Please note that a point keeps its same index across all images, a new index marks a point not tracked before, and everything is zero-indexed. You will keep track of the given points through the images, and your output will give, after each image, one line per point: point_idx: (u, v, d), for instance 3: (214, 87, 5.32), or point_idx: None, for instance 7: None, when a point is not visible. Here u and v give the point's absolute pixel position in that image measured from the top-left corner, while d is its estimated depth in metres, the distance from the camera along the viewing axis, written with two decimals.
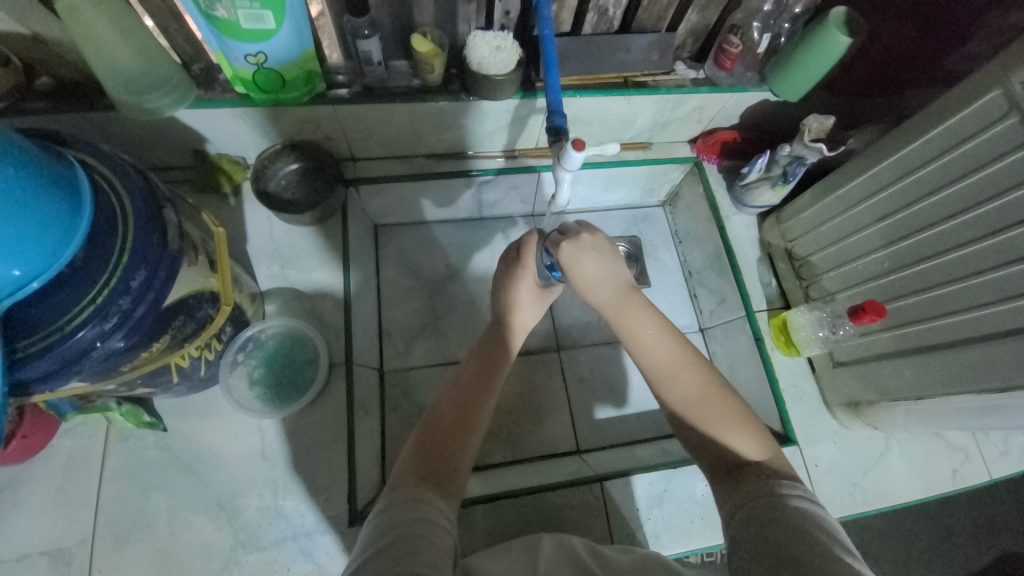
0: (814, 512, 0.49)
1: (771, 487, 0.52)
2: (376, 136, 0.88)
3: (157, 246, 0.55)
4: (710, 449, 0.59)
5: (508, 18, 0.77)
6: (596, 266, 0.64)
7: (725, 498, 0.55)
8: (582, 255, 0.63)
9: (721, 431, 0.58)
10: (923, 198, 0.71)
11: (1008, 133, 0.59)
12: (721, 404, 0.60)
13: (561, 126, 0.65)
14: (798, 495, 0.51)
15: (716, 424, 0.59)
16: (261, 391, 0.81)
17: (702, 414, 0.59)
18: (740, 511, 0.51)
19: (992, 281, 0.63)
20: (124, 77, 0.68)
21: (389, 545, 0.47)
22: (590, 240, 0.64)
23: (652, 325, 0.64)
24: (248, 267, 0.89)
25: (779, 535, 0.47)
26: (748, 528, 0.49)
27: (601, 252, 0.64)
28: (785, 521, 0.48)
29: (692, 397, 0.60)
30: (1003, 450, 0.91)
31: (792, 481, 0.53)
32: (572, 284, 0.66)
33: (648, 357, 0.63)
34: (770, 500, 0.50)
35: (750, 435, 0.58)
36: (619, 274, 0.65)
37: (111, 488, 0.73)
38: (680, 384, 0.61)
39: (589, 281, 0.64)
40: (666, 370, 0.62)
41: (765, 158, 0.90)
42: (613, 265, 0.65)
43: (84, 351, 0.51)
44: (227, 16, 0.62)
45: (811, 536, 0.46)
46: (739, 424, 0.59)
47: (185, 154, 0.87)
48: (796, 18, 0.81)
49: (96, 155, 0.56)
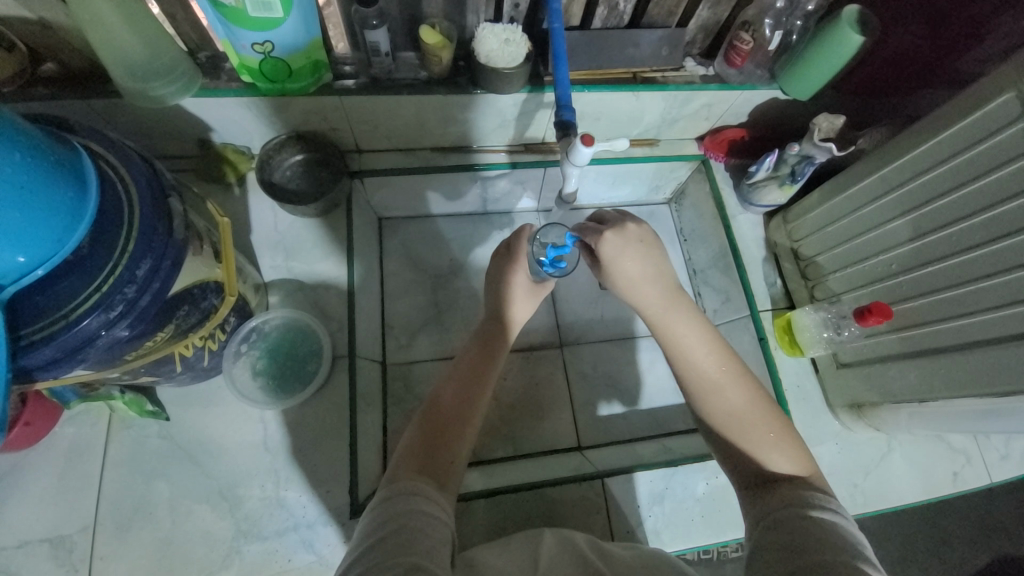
0: (839, 524, 0.49)
1: (799, 497, 0.52)
2: (382, 128, 0.87)
3: (162, 235, 0.54)
4: (744, 461, 0.60)
5: (518, 11, 0.76)
6: (641, 264, 0.64)
7: (752, 506, 0.55)
8: (628, 251, 0.64)
9: (760, 444, 0.59)
10: (934, 199, 0.70)
11: (1022, 134, 0.58)
12: (763, 418, 0.60)
13: (570, 121, 0.64)
14: (831, 509, 0.51)
15: (756, 436, 0.59)
16: (264, 382, 0.81)
17: (742, 426, 0.60)
18: (766, 518, 0.52)
19: (1000, 284, 0.63)
20: (129, 64, 0.67)
21: (390, 538, 0.47)
22: (635, 235, 0.64)
23: (698, 334, 0.64)
24: (252, 258, 0.88)
25: (802, 543, 0.47)
26: (773, 532, 0.50)
27: (647, 251, 0.65)
28: (808, 530, 0.48)
29: (735, 409, 0.61)
30: (1005, 453, 0.91)
31: (824, 494, 0.53)
32: (614, 282, 0.67)
33: (690, 366, 0.63)
34: (796, 510, 0.51)
35: (789, 449, 0.58)
36: (665, 276, 0.66)
37: (113, 476, 0.74)
38: (724, 395, 0.62)
39: (634, 281, 0.65)
40: (710, 381, 0.62)
41: (773, 158, 0.89)
42: (659, 266, 0.65)
43: (88, 339, 0.51)
44: (235, 4, 0.62)
45: (837, 545, 0.46)
46: (780, 439, 0.59)
47: (190, 143, 0.86)
48: (809, 15, 0.80)
49: (102, 142, 0.55)
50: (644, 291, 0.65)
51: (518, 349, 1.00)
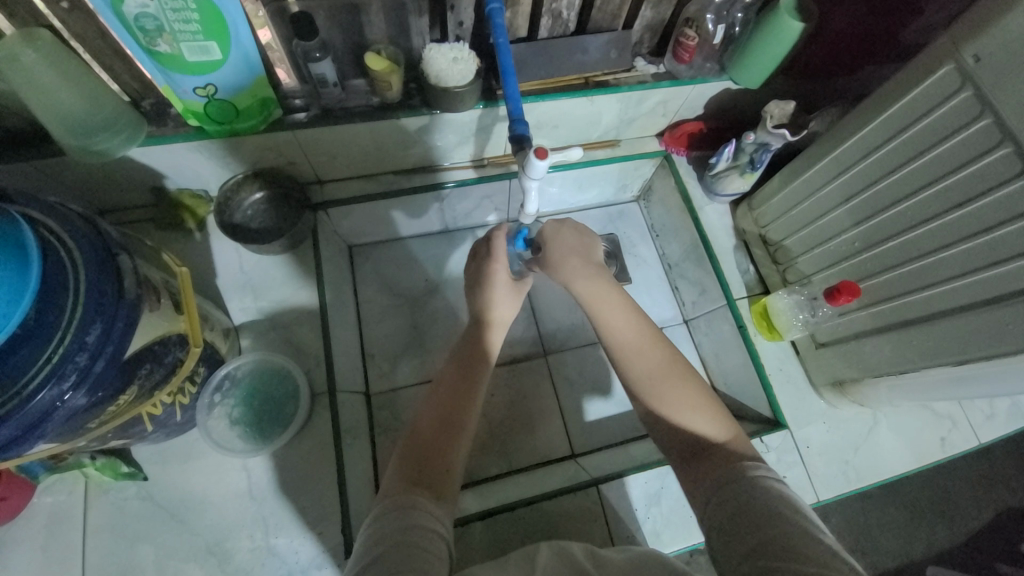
0: (784, 491, 0.49)
1: (737, 469, 0.52)
2: (341, 156, 0.87)
3: (112, 296, 0.53)
4: (674, 433, 0.60)
5: (463, 29, 0.77)
6: (572, 243, 0.71)
7: (694, 482, 0.55)
8: (563, 231, 0.72)
9: (686, 412, 0.60)
10: (886, 176, 0.72)
11: (964, 104, 0.60)
12: (685, 382, 0.61)
13: (524, 135, 0.64)
14: (764, 474, 0.51)
15: (680, 404, 0.60)
16: (242, 430, 0.79)
17: (665, 393, 0.61)
18: (711, 496, 0.52)
19: (962, 253, 0.64)
20: (68, 120, 0.66)
21: (384, 554, 0.47)
22: (571, 224, 0.73)
23: (620, 305, 0.67)
24: (219, 302, 0.86)
25: (756, 517, 0.47)
26: (722, 514, 0.49)
27: (578, 235, 0.72)
28: (758, 502, 0.48)
29: (656, 376, 0.62)
30: (989, 414, 0.93)
31: (756, 462, 0.54)
32: (548, 264, 0.72)
33: (616, 335, 0.66)
34: (736, 482, 0.51)
35: (712, 414, 0.59)
36: (593, 255, 0.72)
37: (94, 544, 0.71)
38: (645, 359, 0.63)
39: (563, 258, 0.70)
40: (633, 348, 0.64)
41: (731, 148, 0.91)
42: (588, 248, 0.72)
43: (46, 414, 0.49)
44: (170, 50, 0.62)
45: (781, 515, 0.46)
46: (702, 404, 0.60)
47: (144, 193, 0.85)
48: (748, 8, 0.82)
49: (41, 207, 0.54)
50: (570, 266, 0.70)
51: (502, 362, 1.00)
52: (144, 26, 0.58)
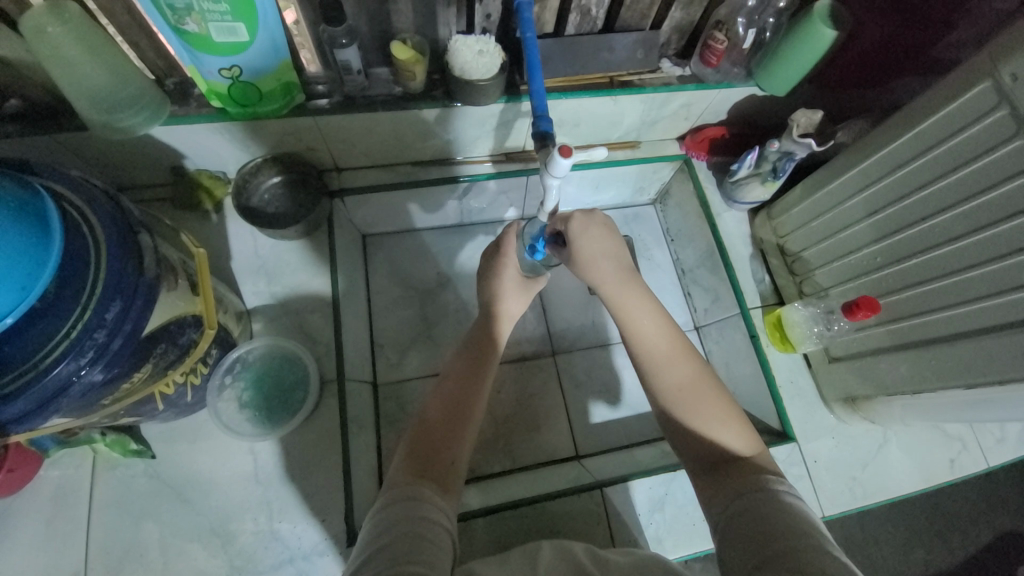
0: (802, 507, 0.49)
1: (759, 482, 0.52)
2: (360, 145, 0.86)
3: (132, 274, 0.53)
4: (697, 443, 0.59)
5: (490, 22, 0.76)
6: (604, 244, 0.67)
7: (714, 493, 0.55)
8: (592, 228, 0.67)
9: (711, 424, 0.59)
10: (913, 192, 0.71)
11: (999, 124, 0.58)
12: (712, 394, 0.61)
13: (548, 132, 0.63)
14: (785, 489, 0.51)
15: (706, 417, 0.60)
16: (250, 414, 0.80)
17: (691, 403, 0.60)
18: (729, 506, 0.52)
19: (987, 274, 0.63)
20: (92, 95, 0.65)
21: (391, 544, 0.47)
22: (601, 219, 0.68)
23: (650, 312, 0.66)
24: (232, 285, 0.86)
25: (772, 529, 0.46)
26: (737, 524, 0.49)
27: (610, 234, 0.68)
28: (775, 515, 0.48)
29: (683, 386, 0.61)
30: (1001, 438, 0.92)
31: (777, 476, 0.53)
32: (577, 264, 0.68)
33: (644, 342, 0.65)
34: (758, 494, 0.51)
35: (737, 428, 0.59)
36: (624, 257, 0.68)
37: (100, 519, 0.72)
38: (673, 369, 0.62)
39: (593, 258, 0.67)
40: (661, 356, 0.63)
41: (754, 155, 0.89)
42: (619, 249, 0.68)
43: (61, 389, 0.49)
44: (198, 29, 0.61)
45: (798, 530, 0.46)
46: (727, 417, 0.60)
47: (163, 172, 0.85)
48: (782, 13, 0.80)
49: (63, 182, 0.54)
50: (604, 270, 0.67)
51: (510, 359, 0.99)
52: (173, 4, 0.58)
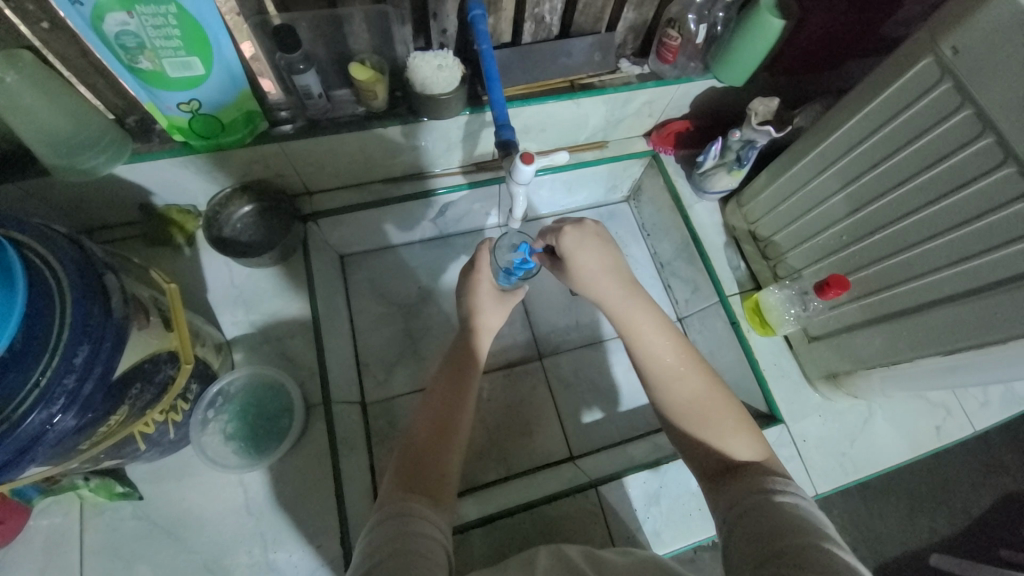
0: (804, 506, 0.49)
1: (763, 485, 0.53)
2: (329, 167, 0.87)
3: (99, 316, 0.52)
4: (704, 450, 0.61)
5: (447, 36, 0.78)
6: (602, 259, 0.68)
7: (720, 495, 0.55)
8: (589, 245, 0.67)
9: (719, 432, 0.60)
10: (869, 170, 0.73)
11: (946, 96, 0.60)
12: (722, 405, 0.62)
13: (511, 140, 0.64)
14: (789, 491, 0.52)
15: (715, 426, 0.61)
16: (236, 445, 0.79)
17: (699, 412, 0.62)
18: (735, 509, 0.52)
19: (947, 242, 0.65)
20: (52, 139, 0.65)
21: (382, 562, 0.46)
22: (593, 229, 0.68)
23: (657, 325, 0.67)
24: (210, 317, 0.86)
25: (774, 530, 0.47)
26: (742, 525, 0.50)
27: (606, 249, 0.68)
28: (777, 517, 0.48)
29: (693, 397, 0.63)
30: (984, 401, 0.94)
31: (783, 478, 0.54)
32: (577, 278, 0.69)
33: (651, 355, 0.66)
34: (763, 497, 0.51)
35: (745, 435, 0.60)
36: (624, 272, 0.69)
37: (91, 566, 0.70)
38: (683, 382, 0.63)
39: (594, 275, 0.68)
40: (668, 368, 0.65)
41: (717, 145, 0.91)
42: (618, 264, 0.69)
43: (36, 437, 0.49)
44: (152, 67, 0.62)
45: (800, 530, 0.46)
46: (735, 425, 0.61)
47: (132, 210, 0.84)
48: (729, 7, 0.83)
49: (24, 230, 0.54)
50: (606, 284, 0.68)
51: (497, 367, 1.00)
52: (125, 44, 0.58)
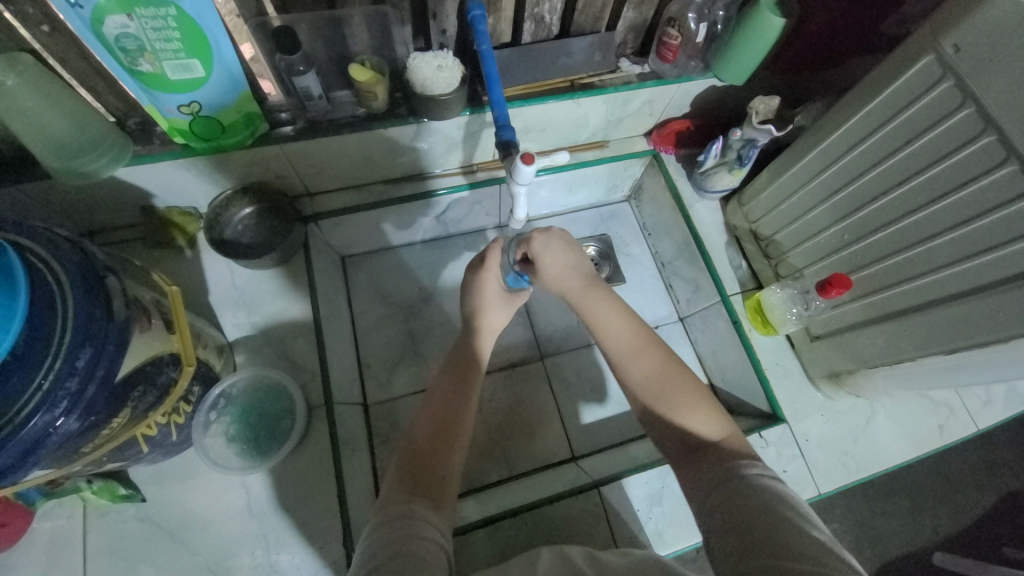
0: (780, 487, 0.50)
1: (728, 469, 0.52)
2: (329, 169, 0.87)
3: (100, 320, 0.52)
4: (671, 432, 0.60)
5: (446, 37, 0.77)
6: (559, 250, 0.69)
7: (692, 481, 0.55)
8: (547, 238, 0.69)
9: (681, 410, 0.60)
10: (871, 169, 0.72)
11: (946, 94, 0.60)
12: (681, 382, 0.62)
13: (511, 140, 0.64)
14: (757, 471, 0.51)
15: (676, 404, 0.60)
16: (239, 447, 0.79)
17: (659, 392, 0.62)
18: (708, 496, 0.52)
19: (949, 241, 0.65)
20: (53, 143, 0.65)
21: (383, 564, 0.46)
22: (558, 234, 0.70)
23: (614, 310, 0.67)
24: (212, 319, 0.86)
25: (749, 516, 0.47)
26: (718, 514, 0.49)
27: (563, 242, 0.70)
28: (751, 500, 0.48)
29: (650, 376, 0.63)
30: (987, 400, 0.93)
31: (750, 459, 0.54)
32: (540, 275, 0.71)
33: (611, 340, 0.66)
34: (730, 481, 0.51)
35: (706, 413, 0.60)
36: (580, 262, 0.70)
37: (94, 568, 0.71)
38: (641, 362, 0.64)
39: (553, 268, 0.69)
40: (627, 350, 0.65)
41: (718, 144, 0.91)
42: (575, 253, 0.70)
43: (38, 441, 0.49)
44: (153, 69, 0.61)
45: (774, 514, 0.46)
46: (694, 401, 0.60)
47: (133, 212, 0.84)
48: (729, 5, 0.82)
49: (25, 232, 0.53)
50: (562, 276, 0.69)
51: (499, 367, 1.00)
52: (125, 46, 0.58)
